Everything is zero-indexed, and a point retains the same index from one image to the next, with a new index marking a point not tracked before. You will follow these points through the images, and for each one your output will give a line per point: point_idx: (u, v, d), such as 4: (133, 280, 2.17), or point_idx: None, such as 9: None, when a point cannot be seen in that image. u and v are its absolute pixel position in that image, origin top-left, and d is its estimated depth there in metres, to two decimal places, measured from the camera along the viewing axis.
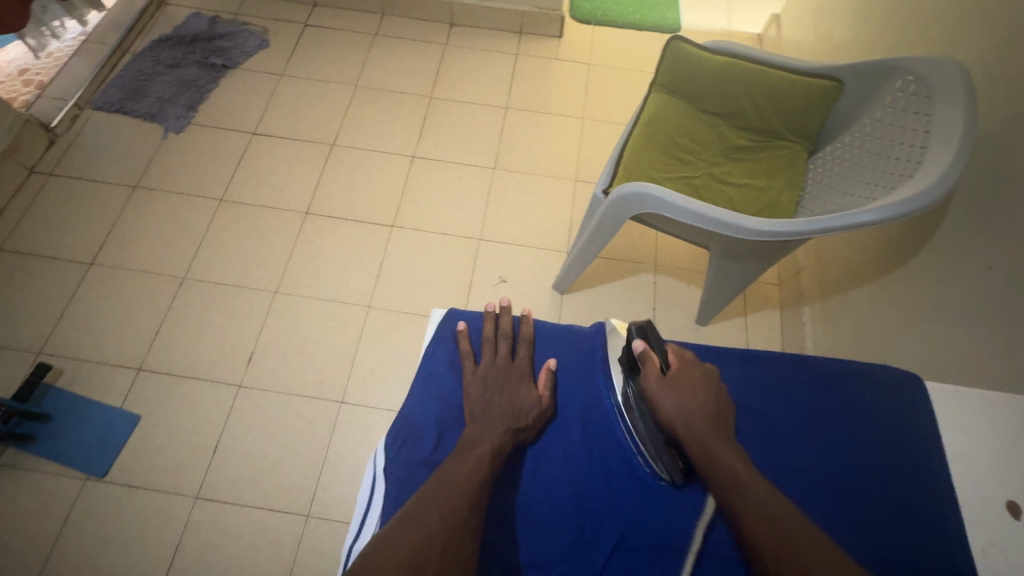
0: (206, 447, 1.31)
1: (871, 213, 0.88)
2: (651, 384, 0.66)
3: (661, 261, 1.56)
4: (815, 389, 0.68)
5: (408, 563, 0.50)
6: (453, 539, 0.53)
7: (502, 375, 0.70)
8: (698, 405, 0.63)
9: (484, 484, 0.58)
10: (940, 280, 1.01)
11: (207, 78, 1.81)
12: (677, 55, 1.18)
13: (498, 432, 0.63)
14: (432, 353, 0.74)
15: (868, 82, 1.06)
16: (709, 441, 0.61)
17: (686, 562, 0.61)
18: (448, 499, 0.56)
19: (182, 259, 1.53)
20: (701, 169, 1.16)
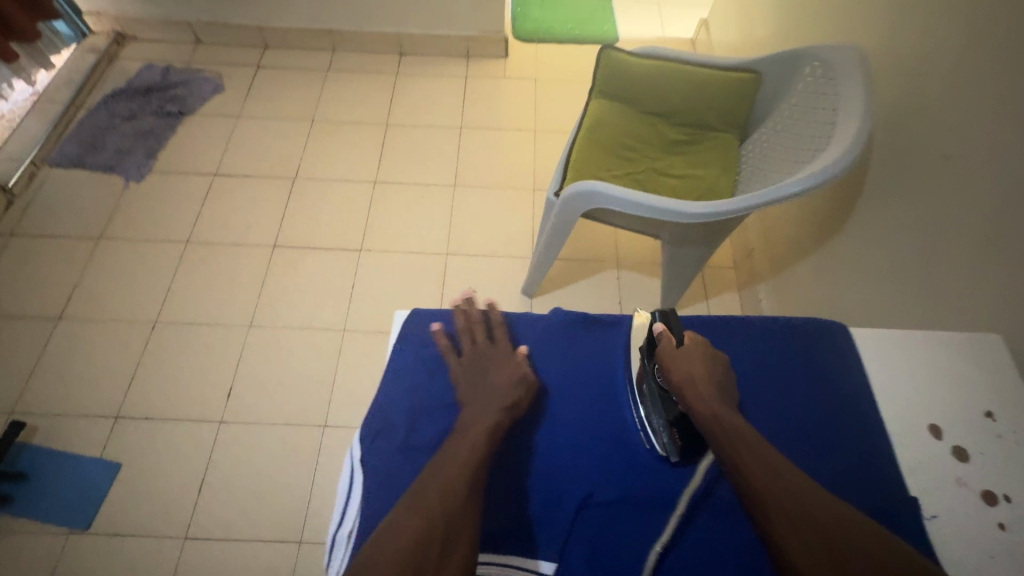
0: (192, 487, 1.30)
1: (801, 181, 0.96)
2: (666, 357, 0.72)
3: (622, 257, 1.63)
4: (757, 348, 0.74)
5: (412, 551, 0.50)
6: (454, 525, 0.53)
7: (486, 357, 0.68)
8: (705, 373, 0.70)
9: (480, 467, 0.58)
10: (869, 243, 1.09)
11: (164, 126, 1.84)
12: (612, 64, 1.27)
13: (494, 412, 0.62)
14: (399, 348, 0.69)
15: (781, 71, 1.16)
16: (710, 402, 0.67)
17: (670, 522, 0.65)
18: (442, 496, 0.54)
19: (153, 304, 1.54)
20: (643, 165, 1.24)
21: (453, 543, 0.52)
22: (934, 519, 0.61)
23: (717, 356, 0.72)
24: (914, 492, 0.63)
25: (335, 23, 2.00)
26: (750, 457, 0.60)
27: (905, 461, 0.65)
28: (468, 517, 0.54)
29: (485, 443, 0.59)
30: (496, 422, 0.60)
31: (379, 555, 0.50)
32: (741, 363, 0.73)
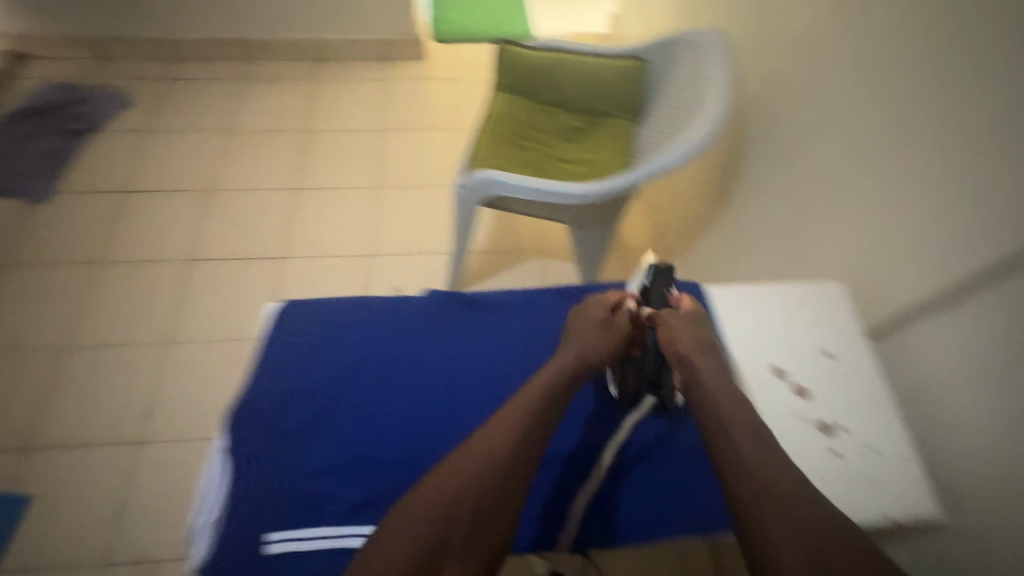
0: (110, 511, 1.26)
1: (682, 152, 1.02)
2: (672, 324, 0.69)
3: (546, 246, 1.68)
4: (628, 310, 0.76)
5: (437, 535, 0.51)
6: (489, 508, 0.54)
7: (581, 318, 0.71)
8: (706, 340, 0.68)
9: (530, 441, 0.58)
10: (754, 212, 1.16)
11: (69, 145, 1.77)
12: (508, 57, 1.31)
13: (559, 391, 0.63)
14: (268, 339, 0.68)
15: (661, 56, 1.23)
16: (712, 373, 0.64)
17: (596, 476, 0.69)
18: (482, 479, 0.54)
19: (63, 327, 1.48)
20: (543, 153, 1.28)
21: (484, 523, 0.53)
22: None
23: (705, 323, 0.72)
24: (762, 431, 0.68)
25: (247, 32, 1.98)
26: (751, 456, 0.55)
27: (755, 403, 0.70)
28: (506, 496, 0.55)
29: (543, 415, 0.60)
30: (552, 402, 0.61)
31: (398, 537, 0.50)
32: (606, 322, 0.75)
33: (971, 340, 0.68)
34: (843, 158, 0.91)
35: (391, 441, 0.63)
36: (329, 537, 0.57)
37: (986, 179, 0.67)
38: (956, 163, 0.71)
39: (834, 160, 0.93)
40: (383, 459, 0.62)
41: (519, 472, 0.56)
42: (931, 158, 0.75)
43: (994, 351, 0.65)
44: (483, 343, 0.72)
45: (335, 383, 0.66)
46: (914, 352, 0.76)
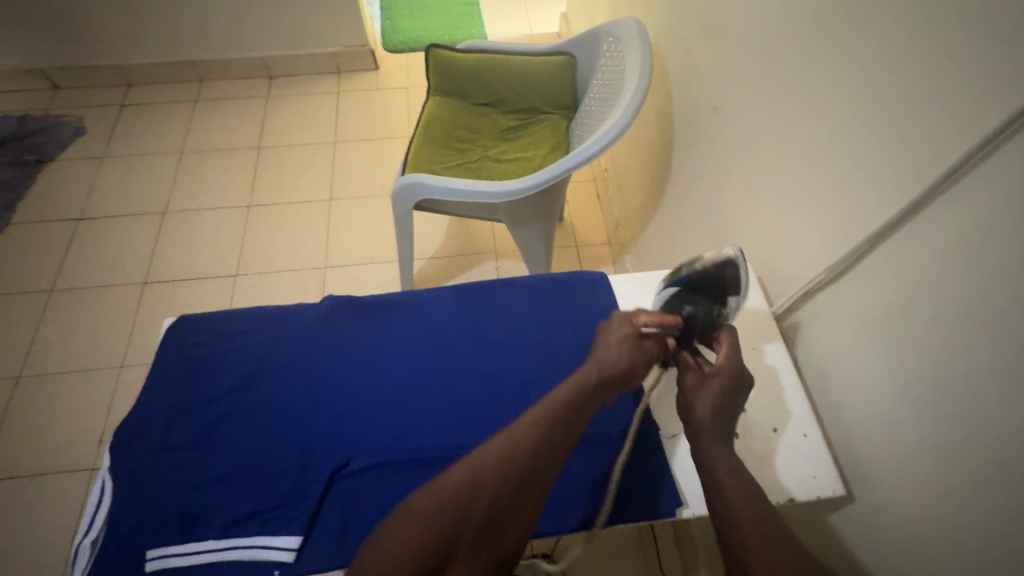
0: (63, 538, 1.25)
1: (598, 142, 1.02)
2: (693, 390, 0.62)
3: (500, 248, 1.67)
4: (536, 301, 0.75)
5: (449, 526, 0.49)
6: (505, 506, 0.51)
7: (609, 333, 0.65)
8: (726, 406, 0.60)
9: (550, 444, 0.55)
10: (684, 201, 1.16)
11: (21, 176, 1.77)
12: (437, 61, 1.32)
13: (592, 382, 0.60)
14: (161, 355, 0.68)
15: (587, 51, 1.24)
16: (716, 441, 0.57)
17: (601, 507, 0.63)
18: (501, 470, 0.52)
19: (16, 358, 1.47)
20: (477, 154, 1.28)
21: (497, 525, 0.50)
22: (674, 437, 0.68)
23: (738, 386, 0.62)
24: (661, 417, 0.70)
25: (196, 53, 1.99)
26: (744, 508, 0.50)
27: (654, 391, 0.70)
28: (517, 499, 0.52)
29: (564, 418, 0.57)
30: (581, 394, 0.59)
31: (406, 532, 0.48)
32: (486, 317, 0.73)
33: (858, 319, 0.65)
34: (746, 140, 0.90)
35: (280, 449, 0.62)
36: (206, 551, 0.56)
37: (855, 150, 0.65)
38: (831, 140, 0.69)
39: (740, 143, 0.92)
40: (271, 467, 0.61)
41: (534, 475, 0.53)
42: (810, 136, 0.73)
43: (883, 329, 0.61)
44: (378, 343, 0.70)
45: (226, 394, 0.65)
46: (808, 331, 0.73)
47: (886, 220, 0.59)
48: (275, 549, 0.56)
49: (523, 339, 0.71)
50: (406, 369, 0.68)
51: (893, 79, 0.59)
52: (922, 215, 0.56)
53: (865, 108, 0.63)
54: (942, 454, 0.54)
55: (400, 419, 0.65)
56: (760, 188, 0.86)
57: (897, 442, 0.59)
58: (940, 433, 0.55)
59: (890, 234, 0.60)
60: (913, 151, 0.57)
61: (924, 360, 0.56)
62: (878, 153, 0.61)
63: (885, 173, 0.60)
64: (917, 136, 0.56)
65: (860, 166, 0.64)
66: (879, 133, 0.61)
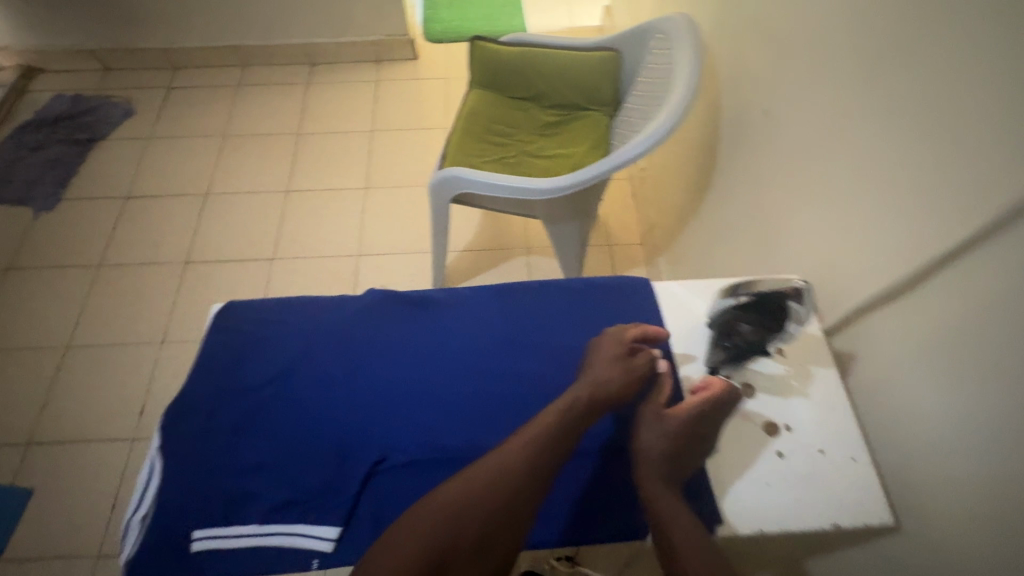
0: (103, 504, 1.31)
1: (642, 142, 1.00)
2: (647, 416, 0.62)
3: (532, 244, 1.66)
4: (576, 303, 0.75)
5: (443, 537, 0.50)
6: (498, 524, 0.51)
7: (600, 351, 0.65)
8: (675, 446, 0.60)
9: (543, 463, 0.55)
10: (726, 205, 1.13)
11: (74, 154, 1.84)
12: (480, 54, 1.31)
13: (584, 402, 0.60)
14: (209, 340, 0.70)
15: (633, 47, 1.21)
16: (653, 475, 0.58)
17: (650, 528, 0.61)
18: (494, 488, 0.53)
19: (64, 329, 1.54)
20: (516, 149, 1.27)
21: (488, 541, 0.51)
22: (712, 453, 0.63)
23: (693, 434, 0.61)
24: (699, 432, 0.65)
25: (241, 39, 2.02)
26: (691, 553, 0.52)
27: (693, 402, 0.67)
28: (511, 518, 0.52)
29: None
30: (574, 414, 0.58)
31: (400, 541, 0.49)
32: (523, 319, 0.73)
33: (911, 341, 0.62)
34: (795, 147, 0.87)
35: (316, 440, 0.63)
36: (250, 535, 0.58)
37: (923, 164, 0.61)
38: (891, 154, 0.66)
39: (789, 149, 0.89)
40: (307, 457, 0.62)
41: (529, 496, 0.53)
42: (871, 145, 0.69)
43: (939, 356, 0.59)
44: (416, 338, 0.70)
45: (268, 382, 0.67)
46: (854, 350, 0.70)
47: (958, 239, 0.56)
48: (316, 538, 0.58)
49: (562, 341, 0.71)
50: (443, 365, 0.69)
51: (963, 93, 0.56)
52: (993, 240, 0.53)
53: (935, 122, 0.59)
54: (1001, 492, 0.52)
55: (439, 415, 0.65)
56: (810, 196, 0.83)
57: (949, 472, 0.57)
58: (997, 469, 0.53)
59: (958, 259, 0.57)
60: (982, 171, 0.54)
61: (986, 394, 0.53)
62: (942, 171, 0.58)
63: (950, 193, 0.57)
64: (994, 155, 0.53)
65: (924, 182, 0.60)
66: (946, 149, 0.58)
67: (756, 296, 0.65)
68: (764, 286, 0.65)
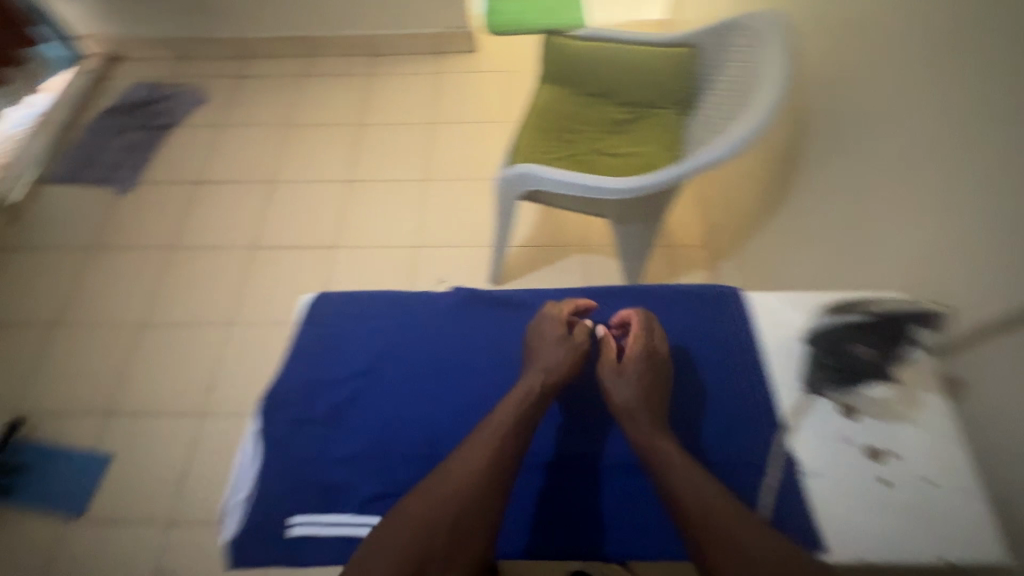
0: (174, 475, 1.38)
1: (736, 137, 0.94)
2: (608, 377, 0.70)
3: (589, 241, 1.64)
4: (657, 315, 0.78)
5: (430, 518, 0.54)
6: (474, 506, 0.55)
7: (543, 334, 0.71)
8: (645, 391, 0.67)
9: (508, 452, 0.59)
10: (808, 212, 1.08)
11: (152, 139, 1.93)
12: (553, 49, 1.30)
13: (537, 386, 0.65)
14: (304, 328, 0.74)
15: (715, 42, 1.17)
16: (637, 424, 0.64)
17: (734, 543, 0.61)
18: (470, 473, 0.57)
19: (141, 306, 1.62)
20: (585, 145, 1.25)
21: (462, 527, 0.54)
22: (813, 477, 0.61)
23: (649, 371, 0.69)
24: (797, 453, 0.63)
25: (309, 30, 2.07)
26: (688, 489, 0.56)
27: (790, 420, 0.65)
28: (483, 504, 0.56)
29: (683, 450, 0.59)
30: (529, 398, 0.63)
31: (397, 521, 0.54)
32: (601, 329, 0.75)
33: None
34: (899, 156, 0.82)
35: (404, 436, 0.65)
36: (344, 525, 0.59)
37: None
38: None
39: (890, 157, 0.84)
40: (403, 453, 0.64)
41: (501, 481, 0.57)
42: (1000, 158, 0.64)
43: None
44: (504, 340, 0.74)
45: (358, 374, 0.69)
46: (968, 378, 0.66)
47: None
48: None
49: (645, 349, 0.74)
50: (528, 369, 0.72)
51: None
52: None
53: None
54: None
55: None
56: (916, 209, 0.78)
57: None
58: None
59: None
60: None
61: None
62: None
63: None
64: None
65: None
66: None
67: (882, 315, 0.68)
68: (887, 307, 0.68)
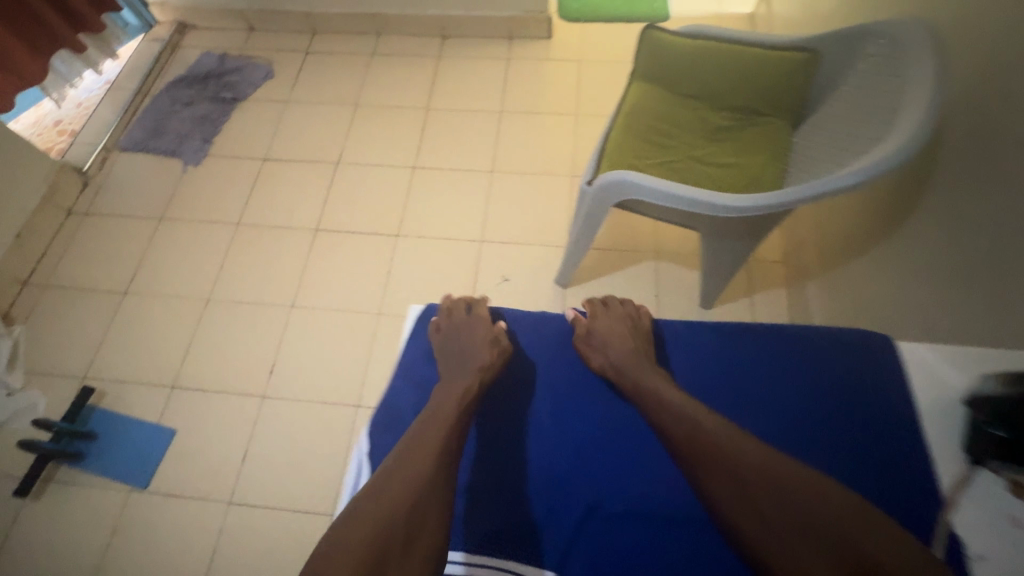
0: (236, 455, 1.39)
1: (876, 165, 0.84)
2: (584, 347, 0.89)
3: (662, 248, 1.57)
4: (774, 361, 0.81)
5: (405, 494, 0.66)
6: (429, 482, 0.68)
7: (474, 337, 0.88)
8: (618, 347, 0.86)
9: (449, 437, 0.73)
10: (931, 247, 1.00)
11: (219, 112, 1.92)
12: (654, 44, 1.21)
13: (467, 377, 0.82)
14: (410, 358, 0.90)
15: (843, 49, 1.06)
16: (619, 371, 0.83)
17: None
18: (427, 455, 0.70)
19: (206, 282, 1.63)
20: (682, 153, 1.17)
21: (422, 506, 0.66)
22: (981, 560, 0.60)
23: (607, 334, 0.89)
24: (959, 530, 0.62)
25: (379, 7, 2.01)
26: (671, 418, 0.75)
27: (952, 495, 0.65)
28: (434, 481, 0.68)
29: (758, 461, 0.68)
30: (465, 390, 0.79)
31: (381, 493, 0.66)
32: (566, 344, 0.91)
33: None
34: None
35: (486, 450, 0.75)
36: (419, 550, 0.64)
37: None
38: None
39: None
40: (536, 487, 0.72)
41: (446, 458, 0.71)
42: None
43: None
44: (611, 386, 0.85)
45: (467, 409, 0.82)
46: None
47: None
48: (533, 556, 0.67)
49: (756, 393, 0.79)
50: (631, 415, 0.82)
51: None
52: None
53: None
54: None
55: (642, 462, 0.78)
56: None
57: None
58: None
59: None
60: None
61: None
62: None
63: None
64: None
65: None
66: None
67: None
68: None
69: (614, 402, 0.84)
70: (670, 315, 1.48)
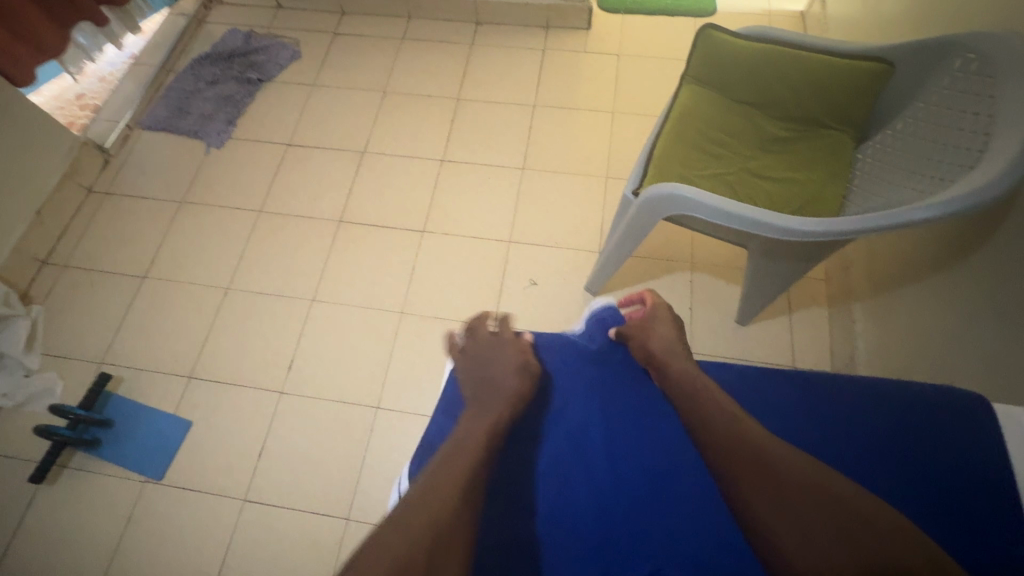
0: (252, 451, 1.36)
1: (963, 197, 0.77)
2: (626, 331, 0.90)
3: (697, 258, 1.50)
4: (828, 409, 0.77)
5: (428, 524, 0.62)
6: (454, 510, 0.64)
7: (502, 358, 0.86)
8: (661, 339, 0.86)
9: (475, 467, 0.70)
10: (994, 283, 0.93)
11: (244, 93, 1.87)
12: (711, 44, 1.12)
13: (496, 406, 0.79)
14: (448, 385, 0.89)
15: (923, 63, 0.98)
16: (659, 354, 0.84)
17: None
18: (451, 484, 0.66)
19: (227, 270, 1.59)
20: (736, 165, 1.10)
21: (446, 540, 0.61)
22: None
23: (647, 326, 0.89)
24: None
25: None
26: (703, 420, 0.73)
27: None
28: (459, 510, 0.64)
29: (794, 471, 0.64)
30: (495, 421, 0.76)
31: (404, 522, 0.62)
32: (604, 378, 0.87)
33: None
34: None
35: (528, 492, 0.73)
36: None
37: None
38: None
39: None
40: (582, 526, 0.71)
41: (470, 488, 0.67)
42: None
43: None
44: (652, 433, 0.81)
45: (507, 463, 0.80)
46: None
47: None
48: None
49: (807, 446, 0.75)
50: (672, 465, 0.79)
51: None
52: None
53: None
54: None
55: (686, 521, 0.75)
56: None
57: None
58: None
59: None
60: None
61: None
62: None
63: None
64: None
65: None
66: None
67: None
68: None
69: (657, 448, 0.80)
70: (704, 331, 1.41)
